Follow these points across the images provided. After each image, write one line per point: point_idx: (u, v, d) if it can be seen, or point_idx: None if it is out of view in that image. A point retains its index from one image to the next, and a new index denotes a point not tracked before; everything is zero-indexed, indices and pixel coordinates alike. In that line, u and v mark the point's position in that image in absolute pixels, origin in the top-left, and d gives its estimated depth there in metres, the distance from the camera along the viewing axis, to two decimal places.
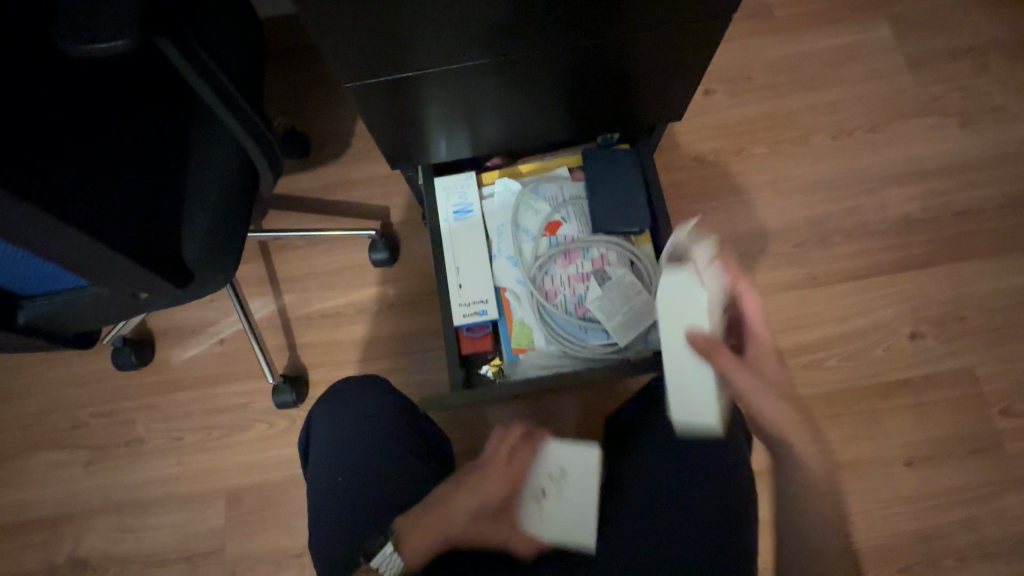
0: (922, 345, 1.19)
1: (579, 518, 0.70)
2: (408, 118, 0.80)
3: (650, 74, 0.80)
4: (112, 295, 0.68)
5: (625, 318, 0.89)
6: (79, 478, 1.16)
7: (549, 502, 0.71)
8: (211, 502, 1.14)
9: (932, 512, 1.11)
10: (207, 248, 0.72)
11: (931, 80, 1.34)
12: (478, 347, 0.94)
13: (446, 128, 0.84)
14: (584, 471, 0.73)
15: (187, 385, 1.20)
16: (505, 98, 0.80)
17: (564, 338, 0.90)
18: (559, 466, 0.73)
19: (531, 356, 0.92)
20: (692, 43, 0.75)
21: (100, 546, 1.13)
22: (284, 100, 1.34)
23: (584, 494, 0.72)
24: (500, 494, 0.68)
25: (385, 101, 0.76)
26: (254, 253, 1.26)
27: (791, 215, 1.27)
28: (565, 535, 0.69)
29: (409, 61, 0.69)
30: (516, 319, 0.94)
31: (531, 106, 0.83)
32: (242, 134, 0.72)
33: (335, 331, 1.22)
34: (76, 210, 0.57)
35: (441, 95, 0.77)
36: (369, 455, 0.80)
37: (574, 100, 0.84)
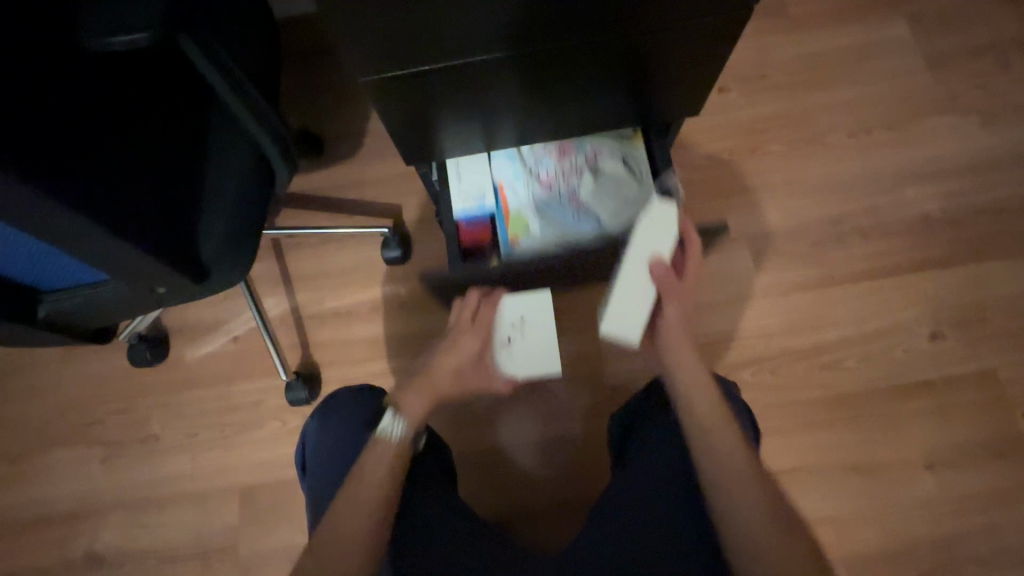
0: (942, 347, 1.16)
1: (542, 351, 0.95)
2: (422, 115, 0.80)
3: (665, 75, 0.81)
4: (127, 291, 0.69)
5: (617, 206, 0.93)
6: (95, 475, 1.17)
7: (516, 343, 0.93)
8: (223, 499, 1.15)
9: (953, 518, 1.08)
10: (224, 245, 0.73)
11: (950, 79, 1.32)
12: (475, 239, 0.94)
13: (461, 126, 0.84)
14: (539, 313, 0.95)
15: (200, 382, 1.20)
16: (520, 98, 0.80)
17: (558, 225, 0.93)
18: (519, 315, 0.94)
19: (526, 243, 0.92)
20: (707, 45, 0.75)
21: (115, 543, 1.14)
22: (297, 99, 1.34)
23: (542, 330, 0.95)
24: (475, 353, 0.82)
25: (403, 98, 0.75)
26: (267, 252, 1.26)
27: (807, 215, 1.25)
28: (535, 364, 0.95)
29: (427, 59, 0.69)
30: (511, 209, 0.93)
31: (545, 106, 0.83)
32: (261, 133, 0.73)
33: (347, 330, 1.22)
34: (103, 207, 0.58)
35: (458, 93, 0.76)
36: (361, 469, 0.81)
37: (588, 100, 0.84)
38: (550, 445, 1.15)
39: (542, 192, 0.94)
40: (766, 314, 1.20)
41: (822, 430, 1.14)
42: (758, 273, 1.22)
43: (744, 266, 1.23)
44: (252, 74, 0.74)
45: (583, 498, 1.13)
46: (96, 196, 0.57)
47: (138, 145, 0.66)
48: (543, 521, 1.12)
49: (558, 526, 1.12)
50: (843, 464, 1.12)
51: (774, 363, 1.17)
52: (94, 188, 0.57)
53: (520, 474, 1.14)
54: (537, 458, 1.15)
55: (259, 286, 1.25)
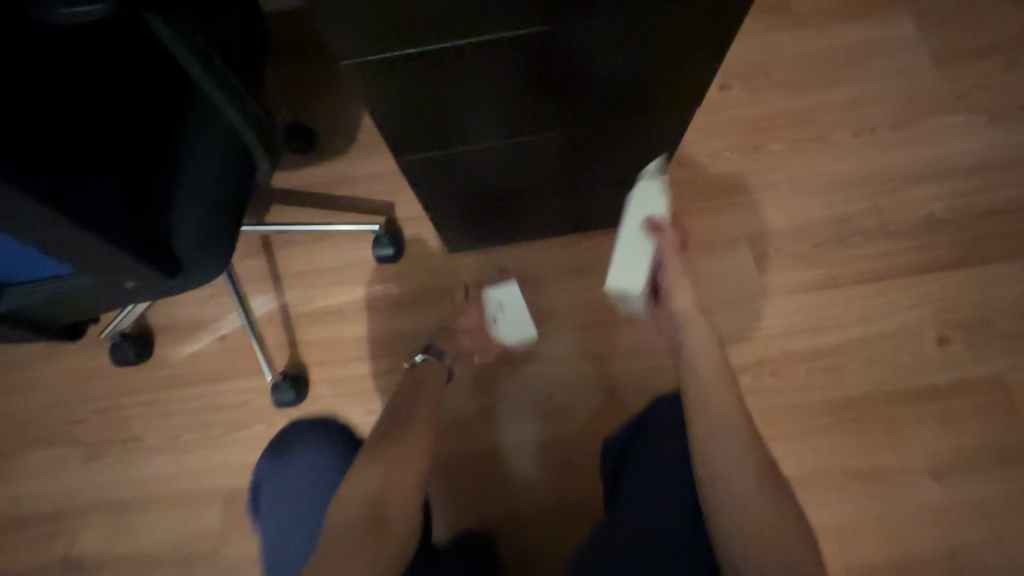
0: (947, 351, 1.13)
1: (519, 324, 1.13)
2: (412, 119, 0.74)
3: (670, 80, 0.75)
4: (93, 284, 0.65)
5: None
6: (76, 475, 1.14)
7: (498, 321, 1.12)
8: (207, 502, 1.11)
9: (959, 527, 1.05)
10: (198, 237, 0.70)
11: (955, 78, 1.29)
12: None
13: (451, 131, 0.78)
14: (511, 298, 1.14)
15: (186, 381, 1.17)
16: (516, 100, 0.75)
17: None
18: (497, 301, 1.13)
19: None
20: (696, 58, 0.72)
21: (96, 546, 1.11)
22: (288, 93, 1.31)
23: (517, 308, 1.14)
24: (475, 318, 1.10)
25: (391, 99, 0.69)
26: (257, 248, 1.23)
27: (810, 214, 1.22)
28: (517, 331, 1.13)
29: None
30: None
31: (542, 110, 0.78)
32: (239, 121, 0.70)
33: (337, 328, 1.18)
34: (63, 196, 0.55)
35: (448, 95, 0.71)
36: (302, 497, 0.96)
37: (588, 105, 0.79)
38: (544, 449, 1.11)
39: None
40: (768, 316, 1.17)
41: (825, 435, 1.11)
42: (760, 274, 1.19)
43: (745, 266, 1.20)
44: (233, 63, 0.72)
45: (578, 504, 1.09)
46: (56, 181, 0.54)
47: (107, 135, 0.63)
48: (536, 529, 1.08)
49: (552, 535, 1.08)
50: (845, 471, 1.09)
51: (775, 366, 1.14)
52: (53, 175, 0.54)
53: (513, 479, 1.11)
54: (529, 462, 1.11)
55: (247, 283, 1.22)
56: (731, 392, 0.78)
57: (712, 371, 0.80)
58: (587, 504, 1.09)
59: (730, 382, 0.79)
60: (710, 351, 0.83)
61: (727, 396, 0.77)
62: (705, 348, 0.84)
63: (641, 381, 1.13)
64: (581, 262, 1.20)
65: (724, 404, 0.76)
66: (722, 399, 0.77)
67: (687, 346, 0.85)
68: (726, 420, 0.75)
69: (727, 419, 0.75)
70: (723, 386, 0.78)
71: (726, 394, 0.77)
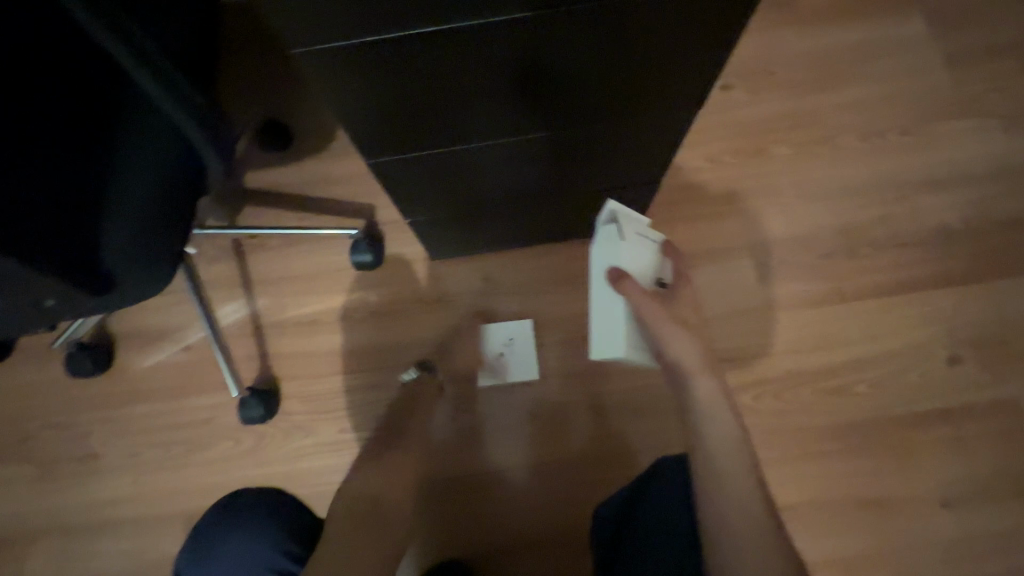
0: (960, 371, 1.06)
1: (520, 364, 1.08)
2: (380, 121, 0.67)
3: (668, 83, 0.68)
4: (11, 304, 0.59)
5: None
6: (26, 496, 1.06)
7: (500, 358, 1.08)
8: (168, 526, 1.04)
9: (971, 561, 0.98)
10: (135, 251, 0.64)
11: (971, 79, 1.22)
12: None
13: (424, 135, 0.71)
14: (519, 336, 1.09)
15: (147, 396, 1.09)
16: (496, 103, 0.68)
17: None
18: (504, 338, 1.09)
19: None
20: (694, 64, 0.65)
21: (46, 573, 1.03)
22: (263, 87, 1.24)
23: (523, 348, 1.09)
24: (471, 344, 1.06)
25: (356, 99, 0.62)
26: (227, 253, 1.15)
27: (816, 224, 1.15)
28: (518, 370, 1.08)
29: None
30: None
31: (525, 114, 0.71)
32: (187, 125, 0.63)
33: (311, 340, 1.11)
34: None
35: (418, 96, 0.64)
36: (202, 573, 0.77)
37: (576, 110, 0.72)
38: (531, 472, 1.04)
39: None
40: (770, 331, 1.10)
41: (830, 460, 1.04)
42: (762, 287, 1.12)
43: (747, 278, 1.12)
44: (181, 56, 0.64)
45: (566, 531, 1.02)
46: None
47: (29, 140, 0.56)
48: (521, 558, 1.01)
49: (539, 564, 1.01)
50: (851, 499, 1.02)
51: (777, 386, 1.07)
52: None
53: (498, 504, 1.03)
54: (514, 486, 1.04)
55: (215, 290, 1.14)
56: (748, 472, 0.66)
57: (725, 442, 0.68)
58: (576, 531, 1.02)
59: (748, 457, 0.68)
60: (719, 413, 0.70)
61: (745, 481, 0.65)
62: (719, 413, 0.71)
63: (635, 400, 1.06)
64: (573, 272, 1.12)
65: (740, 489, 0.65)
66: (739, 485, 0.65)
67: (701, 410, 0.72)
68: (744, 510, 0.63)
69: (744, 507, 0.64)
70: (738, 465, 0.67)
71: (743, 476, 0.66)
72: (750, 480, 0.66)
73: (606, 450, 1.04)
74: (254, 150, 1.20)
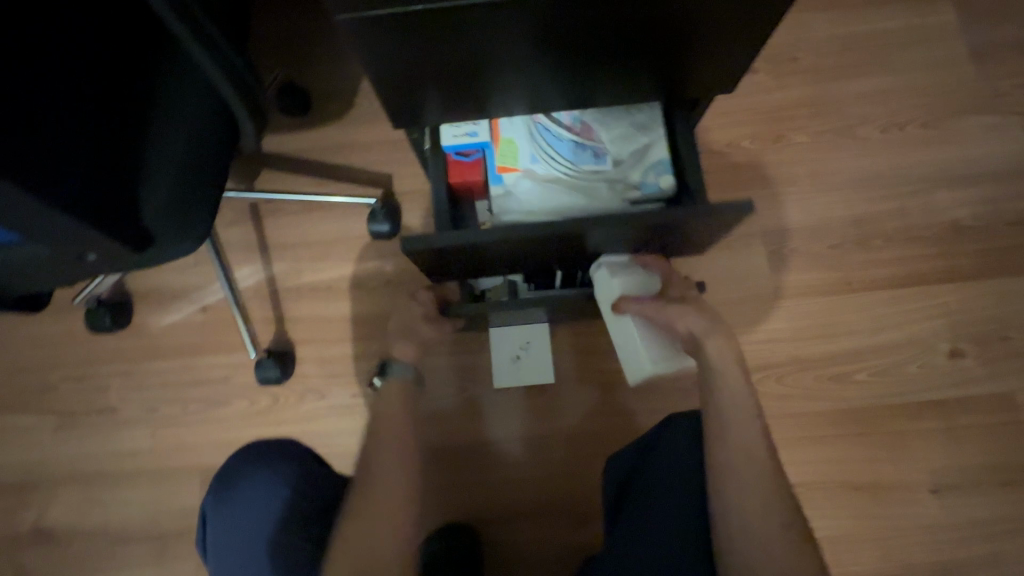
0: (959, 365, 1.09)
1: (536, 368, 1.09)
2: (409, 85, 0.68)
3: (709, 51, 0.68)
4: (49, 258, 0.61)
5: (630, 141, 0.82)
6: (47, 445, 1.09)
7: (518, 361, 1.09)
8: (183, 480, 1.07)
9: (953, 545, 1.02)
10: (170, 209, 0.66)
11: (996, 75, 1.21)
12: (463, 177, 0.81)
13: (452, 99, 0.72)
14: (537, 341, 1.09)
15: (165, 353, 1.12)
16: (528, 83, 0.71)
17: (556, 158, 0.81)
18: (524, 341, 1.09)
19: (522, 181, 0.80)
20: (727, 51, 0.69)
21: (66, 518, 1.07)
22: (284, 50, 1.23)
23: (540, 351, 1.09)
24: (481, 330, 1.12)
25: (393, 68, 0.64)
26: (244, 216, 1.16)
27: (829, 214, 1.16)
28: (532, 373, 1.09)
29: (425, 43, 0.61)
30: (504, 137, 0.82)
31: (555, 93, 0.74)
32: (230, 90, 0.66)
33: (326, 306, 1.13)
34: (22, 166, 0.51)
35: (448, 65, 0.65)
36: (225, 523, 0.78)
37: (604, 89, 0.74)
38: (537, 443, 1.07)
39: (544, 121, 0.83)
40: (776, 317, 1.12)
41: (825, 444, 1.07)
42: (772, 274, 1.14)
43: (758, 265, 1.14)
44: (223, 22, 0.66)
45: (569, 501, 1.06)
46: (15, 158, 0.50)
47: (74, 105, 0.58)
48: (526, 525, 1.05)
49: (541, 531, 1.05)
50: (843, 482, 1.06)
51: (781, 372, 1.10)
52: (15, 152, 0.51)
53: (504, 473, 1.07)
54: (521, 456, 1.07)
55: (232, 253, 1.15)
56: (754, 423, 0.67)
57: (735, 394, 0.68)
58: (579, 500, 1.06)
59: (755, 411, 0.68)
60: (730, 370, 0.69)
61: (754, 435, 0.66)
62: (728, 369, 0.69)
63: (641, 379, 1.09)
64: None
65: (749, 439, 0.66)
66: (748, 441, 0.66)
67: (713, 372, 0.69)
68: (750, 458, 0.65)
69: (752, 460, 0.65)
70: (747, 419, 0.67)
71: (749, 426, 0.67)
72: (757, 430, 0.67)
73: (608, 425, 1.07)
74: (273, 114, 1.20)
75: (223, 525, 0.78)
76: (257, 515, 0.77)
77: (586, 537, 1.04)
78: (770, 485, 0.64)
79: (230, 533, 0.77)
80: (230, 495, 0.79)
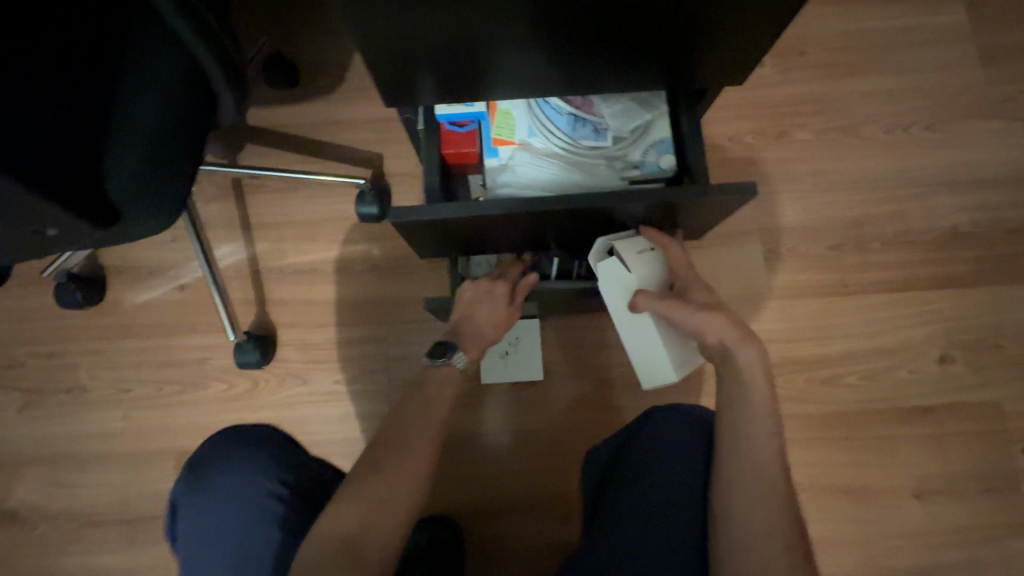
0: (948, 371, 1.08)
1: (524, 363, 1.06)
2: (403, 62, 0.64)
3: (724, 37, 0.64)
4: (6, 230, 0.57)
5: (631, 115, 0.79)
6: (12, 424, 1.05)
7: (506, 356, 1.06)
8: (157, 464, 1.04)
9: (934, 548, 1.03)
10: (139, 183, 0.62)
11: (1001, 79, 1.19)
12: (457, 148, 0.79)
13: (448, 79, 0.68)
14: (527, 337, 1.07)
15: (139, 332, 1.07)
16: (532, 61, 0.66)
17: (552, 130, 0.78)
18: (514, 335, 1.06)
19: (518, 154, 0.77)
20: (746, 37, 0.64)
21: (31, 500, 1.03)
22: (273, 19, 1.17)
23: (529, 349, 1.07)
24: None
25: (387, 39, 0.59)
26: (227, 192, 1.11)
27: (828, 213, 1.14)
28: (520, 371, 1.06)
29: (423, 13, 0.56)
30: (500, 108, 0.78)
31: (563, 75, 0.69)
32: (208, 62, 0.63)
33: (310, 289, 1.08)
34: None
35: (444, 38, 0.60)
36: (192, 517, 0.72)
37: (612, 72, 0.70)
38: (524, 436, 1.05)
39: None
40: (770, 318, 1.10)
41: (814, 446, 1.07)
42: (767, 273, 1.12)
43: (754, 264, 1.12)
44: None
45: (554, 496, 1.04)
46: None
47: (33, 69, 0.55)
48: (509, 518, 1.03)
49: (524, 525, 1.03)
50: (829, 485, 1.06)
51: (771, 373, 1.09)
52: None
53: (489, 466, 1.05)
54: (506, 449, 1.05)
55: (213, 230, 1.10)
56: (771, 439, 0.65)
57: (758, 407, 0.66)
58: (564, 495, 1.04)
59: (775, 429, 0.65)
60: (758, 383, 0.67)
61: (768, 447, 0.64)
62: (755, 381, 0.67)
63: (632, 376, 1.07)
64: None
65: (763, 452, 0.64)
66: (762, 450, 0.64)
67: (738, 377, 0.67)
68: (760, 471, 0.63)
69: (765, 479, 0.63)
70: (764, 430, 0.65)
71: (766, 444, 0.64)
72: (773, 445, 0.65)
73: (594, 421, 1.05)
74: (259, 86, 1.14)
75: (193, 521, 0.72)
76: (226, 507, 0.71)
77: (563, 535, 1.03)
78: (778, 499, 0.62)
79: (205, 526, 0.71)
80: (196, 488, 0.73)
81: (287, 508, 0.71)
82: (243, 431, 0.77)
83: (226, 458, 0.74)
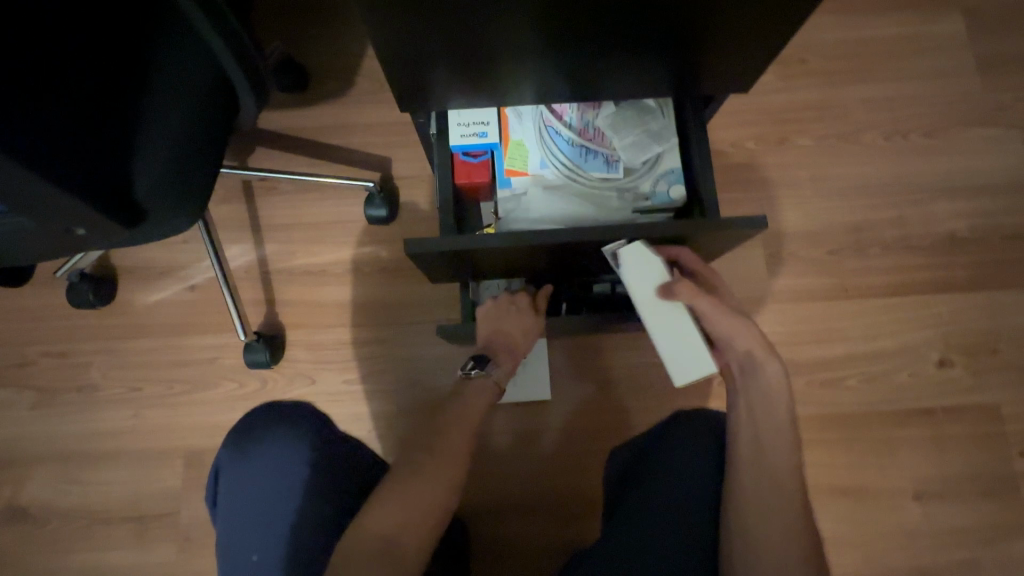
0: (948, 375, 1.10)
1: (532, 384, 1.07)
2: (420, 66, 0.66)
3: (730, 46, 0.66)
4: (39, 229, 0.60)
5: (643, 147, 0.79)
6: (25, 421, 1.06)
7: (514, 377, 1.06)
8: (167, 462, 1.05)
9: (934, 549, 1.04)
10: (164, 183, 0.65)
11: (998, 88, 1.22)
12: (470, 178, 0.80)
13: (465, 85, 0.70)
14: (535, 358, 1.07)
15: (150, 331, 1.08)
16: (544, 67, 0.68)
17: (564, 162, 0.79)
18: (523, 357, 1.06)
19: (531, 187, 0.79)
20: (751, 47, 0.66)
21: (42, 497, 1.04)
22: (285, 24, 1.19)
23: (536, 370, 1.07)
24: None
25: (406, 43, 0.61)
26: (237, 194, 1.13)
27: (829, 219, 1.16)
28: (527, 390, 1.07)
29: (442, 20, 0.58)
30: (513, 140, 0.80)
31: (573, 81, 0.71)
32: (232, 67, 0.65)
33: (319, 290, 1.10)
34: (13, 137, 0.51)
35: (461, 44, 0.62)
36: (236, 486, 0.74)
37: (620, 79, 0.72)
38: (530, 437, 1.07)
39: (555, 123, 0.80)
40: (773, 322, 1.12)
41: (815, 448, 1.08)
42: (770, 277, 1.13)
43: (757, 268, 1.14)
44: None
45: (559, 496, 1.05)
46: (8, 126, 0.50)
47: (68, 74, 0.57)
48: (516, 519, 1.05)
49: (530, 525, 1.04)
50: (830, 486, 1.07)
51: None
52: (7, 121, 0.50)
53: (495, 466, 1.06)
54: (512, 449, 1.07)
55: (224, 231, 1.12)
56: (788, 449, 0.67)
57: (777, 418, 0.68)
58: (569, 496, 1.05)
59: (793, 439, 0.68)
60: (778, 396, 0.69)
61: (784, 456, 0.67)
62: (775, 392, 0.69)
63: (636, 378, 1.08)
64: None
65: (780, 460, 0.66)
66: (778, 459, 0.67)
67: (758, 388, 0.69)
68: (776, 479, 0.65)
69: (779, 487, 0.65)
70: (782, 440, 0.67)
71: (782, 453, 0.67)
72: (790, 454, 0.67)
73: (598, 421, 1.07)
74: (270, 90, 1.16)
75: (236, 489, 0.74)
76: (264, 480, 0.73)
77: (568, 535, 1.04)
78: (791, 505, 0.65)
79: (245, 498, 0.73)
80: (236, 461, 0.75)
81: (320, 484, 0.71)
82: (283, 405, 0.78)
83: (266, 432, 0.75)
